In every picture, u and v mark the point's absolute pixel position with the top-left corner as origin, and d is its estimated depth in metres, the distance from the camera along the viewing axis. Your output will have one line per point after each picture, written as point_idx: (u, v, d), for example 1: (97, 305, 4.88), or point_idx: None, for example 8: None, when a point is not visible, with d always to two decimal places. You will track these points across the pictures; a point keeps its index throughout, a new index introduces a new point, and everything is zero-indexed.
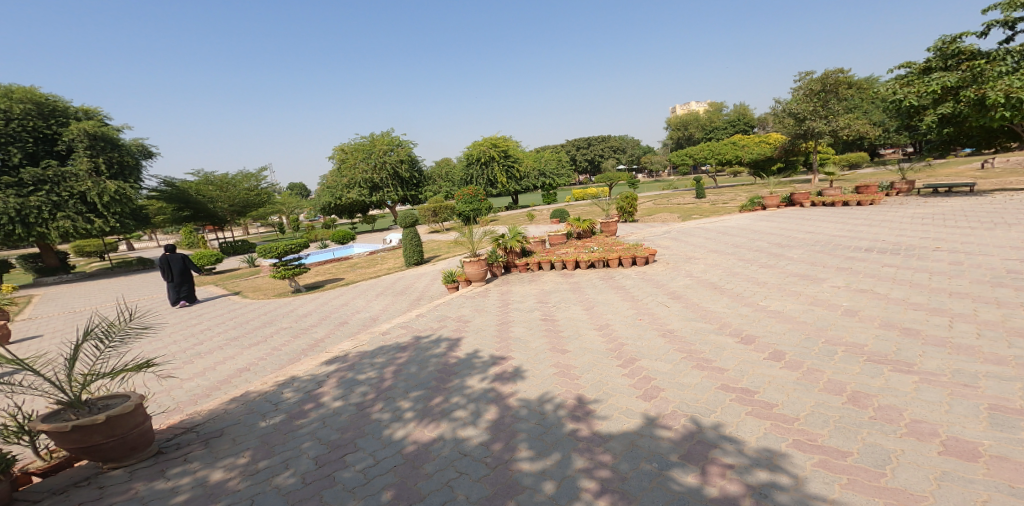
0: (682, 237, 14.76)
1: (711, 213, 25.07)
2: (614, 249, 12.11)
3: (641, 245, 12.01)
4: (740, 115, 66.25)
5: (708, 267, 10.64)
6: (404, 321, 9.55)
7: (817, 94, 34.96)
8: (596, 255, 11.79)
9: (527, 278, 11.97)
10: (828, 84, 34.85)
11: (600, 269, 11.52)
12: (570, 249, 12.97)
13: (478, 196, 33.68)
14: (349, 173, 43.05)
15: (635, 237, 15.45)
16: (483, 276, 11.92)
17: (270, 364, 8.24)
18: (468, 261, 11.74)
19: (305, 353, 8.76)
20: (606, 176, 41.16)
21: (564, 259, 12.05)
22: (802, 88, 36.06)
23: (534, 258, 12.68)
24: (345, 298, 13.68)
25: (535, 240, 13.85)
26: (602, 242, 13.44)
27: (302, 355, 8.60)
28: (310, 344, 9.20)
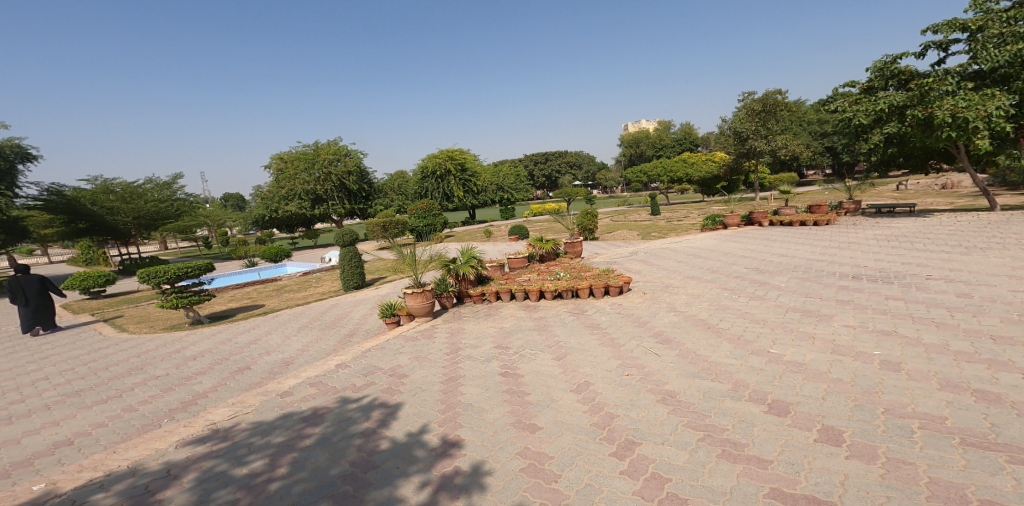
0: (649, 259, 13.38)
1: (670, 231, 24.21)
2: (583, 276, 10.53)
3: (614, 272, 10.50)
4: (686, 135, 68.35)
5: (691, 298, 9.19)
6: (320, 374, 7.35)
7: (758, 114, 35.91)
8: (564, 283, 10.16)
9: (481, 312, 10.10)
10: (768, 105, 36.05)
11: (567, 302, 9.85)
12: (532, 276, 11.25)
13: (431, 211, 31.99)
14: (287, 184, 39.61)
15: (600, 260, 13.95)
16: (429, 310, 9.90)
17: (109, 434, 5.85)
18: (412, 291, 9.69)
19: (170, 416, 6.38)
20: (565, 192, 40.38)
21: (527, 288, 10.33)
22: (743, 109, 36.86)
23: (491, 286, 10.84)
24: (256, 333, 11.18)
25: (491, 264, 12.00)
26: (567, 267, 11.83)
27: (163, 420, 6.22)
28: (181, 403, 6.78)
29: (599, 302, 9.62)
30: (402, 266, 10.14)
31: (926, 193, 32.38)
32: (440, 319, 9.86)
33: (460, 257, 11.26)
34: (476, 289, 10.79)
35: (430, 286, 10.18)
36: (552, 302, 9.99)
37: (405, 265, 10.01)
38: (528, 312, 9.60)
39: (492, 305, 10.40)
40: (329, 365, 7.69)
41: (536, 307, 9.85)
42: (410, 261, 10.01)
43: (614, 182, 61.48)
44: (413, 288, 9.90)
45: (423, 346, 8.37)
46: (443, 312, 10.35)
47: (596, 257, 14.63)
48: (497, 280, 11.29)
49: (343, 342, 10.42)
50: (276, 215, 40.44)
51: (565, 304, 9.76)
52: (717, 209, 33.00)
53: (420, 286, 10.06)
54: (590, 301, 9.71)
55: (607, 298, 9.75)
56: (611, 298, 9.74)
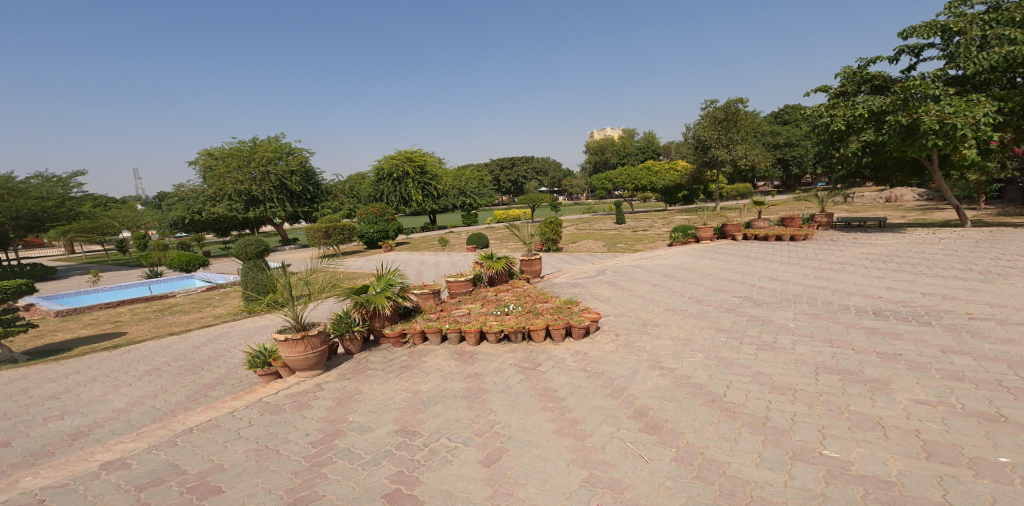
0: (617, 282, 10.84)
1: (636, 242, 22.12)
2: (536, 310, 7.91)
3: (577, 304, 7.96)
4: (649, 145, 67.96)
5: (680, 344, 6.69)
6: (65, 488, 4.41)
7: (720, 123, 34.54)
8: (512, 322, 7.51)
9: (393, 362, 7.28)
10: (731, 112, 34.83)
11: (513, 349, 7.19)
12: (471, 308, 8.54)
13: (385, 214, 27.10)
14: (216, 182, 34.95)
15: (560, 281, 11.36)
16: (316, 362, 6.93)
17: None
18: (289, 337, 6.67)
19: None
20: (528, 198, 37.91)
21: (465, 327, 7.64)
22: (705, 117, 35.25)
23: (416, 323, 8.04)
24: (66, 403, 8.20)
25: (420, 287, 9.14)
26: (517, 295, 9.17)
27: None
28: None
29: (554, 350, 7.02)
30: (280, 297, 6.97)
31: (886, 204, 31.86)
32: (330, 373, 7.02)
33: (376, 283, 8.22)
34: (393, 327, 7.95)
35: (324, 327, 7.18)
36: (494, 347, 7.31)
37: (282, 297, 6.86)
38: (456, 365, 6.87)
39: (410, 351, 7.60)
40: (96, 467, 4.77)
41: (470, 356, 7.13)
42: (290, 292, 6.87)
43: (577, 189, 59.71)
44: (293, 330, 6.84)
45: (285, 427, 5.53)
46: (340, 359, 7.48)
47: (554, 277, 12.04)
48: (425, 313, 8.48)
49: (196, 405, 7.43)
50: (202, 218, 35.84)
51: (508, 353, 7.09)
52: (683, 219, 31.41)
53: (307, 327, 7.08)
54: (543, 349, 7.07)
55: (566, 344, 7.15)
56: (571, 343, 7.15)
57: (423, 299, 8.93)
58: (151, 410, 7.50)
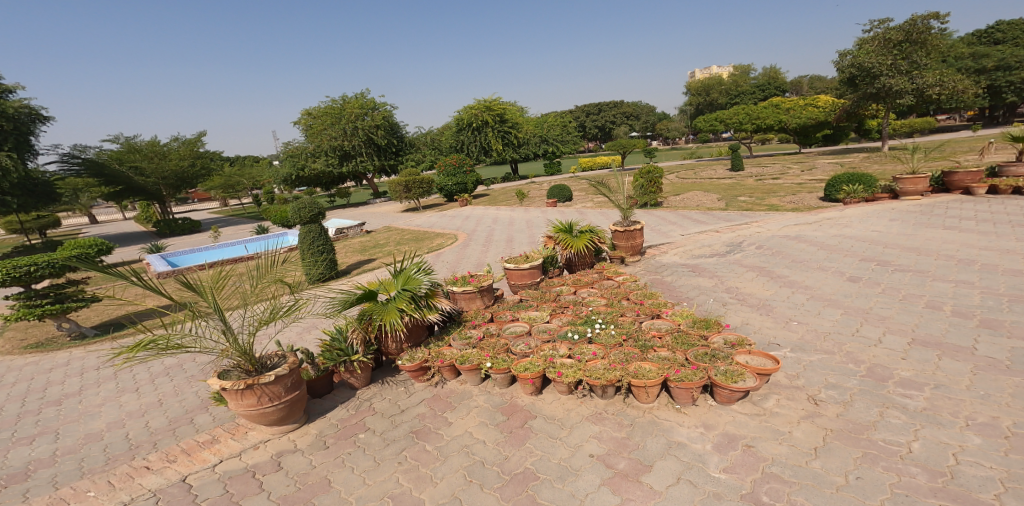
0: (773, 263, 6.80)
1: (768, 194, 17.03)
2: (644, 336, 4.50)
3: (721, 324, 4.39)
4: (773, 78, 57.15)
5: (1020, 458, 2.93)
6: None
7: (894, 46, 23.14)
8: (598, 362, 4.23)
9: (401, 415, 4.50)
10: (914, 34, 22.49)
11: (598, 416, 3.97)
12: (533, 321, 5.38)
13: (464, 166, 24.54)
14: (313, 140, 34.57)
15: (674, 263, 7.65)
16: (278, 417, 4.34)
17: None
18: (230, 387, 4.01)
19: None
20: (621, 143, 32.83)
21: (518, 361, 4.53)
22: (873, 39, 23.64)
23: (447, 345, 5.10)
24: (59, 414, 6.89)
25: (462, 280, 6.11)
26: (610, 296, 5.78)
27: None
28: None
29: (678, 431, 3.65)
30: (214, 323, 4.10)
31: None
32: (306, 431, 4.51)
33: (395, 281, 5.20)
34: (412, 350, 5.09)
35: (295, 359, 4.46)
36: (566, 408, 4.13)
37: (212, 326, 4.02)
38: (496, 443, 3.89)
39: (433, 392, 4.74)
40: None
41: (522, 422, 4.07)
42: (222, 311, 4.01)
43: (678, 132, 52.36)
44: (239, 372, 4.17)
45: None
46: (330, 403, 4.87)
47: (665, 254, 8.31)
48: (463, 325, 5.50)
49: (163, 446, 5.48)
50: (304, 175, 35.91)
51: (590, 426, 3.89)
52: (825, 162, 24.65)
53: (267, 363, 4.43)
54: (655, 426, 3.74)
55: (703, 417, 3.72)
56: (711, 416, 3.70)
57: (463, 301, 5.94)
58: (119, 446, 5.76)
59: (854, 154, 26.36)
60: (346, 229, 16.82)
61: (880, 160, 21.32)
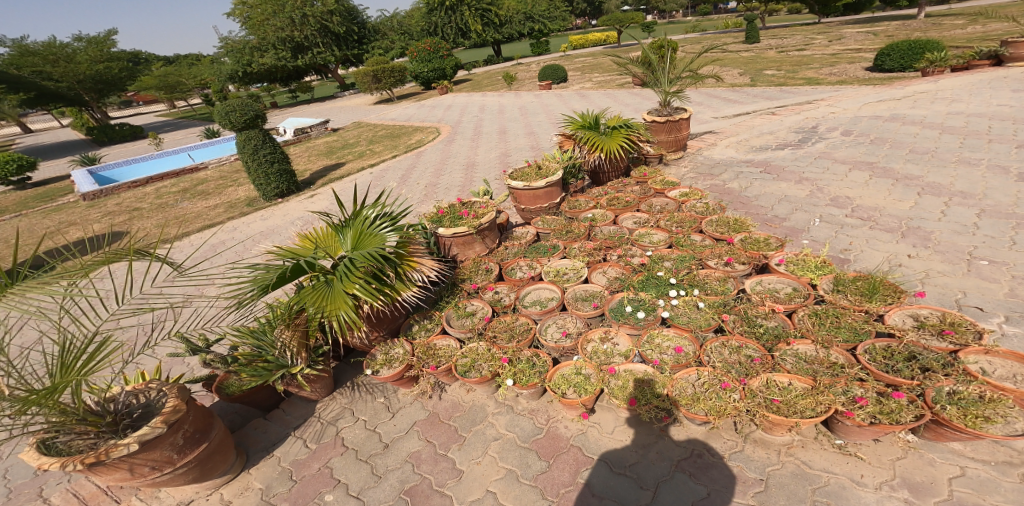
0: (882, 157, 4.89)
1: (802, 66, 14.37)
2: (757, 313, 2.81)
3: (896, 286, 2.68)
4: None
5: None
6: None
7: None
8: (691, 372, 2.64)
9: (386, 454, 3.03)
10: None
11: (700, 463, 2.51)
12: (565, 282, 3.63)
13: (440, 50, 20.91)
14: (257, 32, 29.23)
15: (733, 160, 5.68)
16: (176, 482, 2.80)
17: None
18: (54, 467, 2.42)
19: None
20: (615, 17, 28.36)
21: (556, 368, 2.92)
22: None
23: (439, 334, 3.45)
24: None
25: (451, 215, 4.15)
26: (671, 227, 3.96)
27: None
28: None
29: (856, 497, 2.26)
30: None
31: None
32: (249, 484, 3.03)
33: (347, 240, 3.22)
34: (387, 345, 3.43)
35: (181, 393, 2.78)
36: (643, 446, 2.65)
37: None
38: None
39: (429, 410, 3.24)
40: None
41: (577, 477, 2.62)
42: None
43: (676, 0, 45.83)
44: (77, 438, 2.56)
45: None
46: (281, 428, 3.34)
47: (714, 148, 6.30)
48: (461, 293, 3.76)
49: None
50: (255, 72, 31.21)
51: (689, 487, 2.44)
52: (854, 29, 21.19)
53: (133, 405, 2.78)
54: (809, 487, 2.33)
55: (898, 469, 2.31)
56: (912, 468, 2.29)
57: (457, 247, 4.07)
58: None
59: (884, 21, 22.83)
60: (308, 128, 14.20)
61: (922, 28, 18.21)
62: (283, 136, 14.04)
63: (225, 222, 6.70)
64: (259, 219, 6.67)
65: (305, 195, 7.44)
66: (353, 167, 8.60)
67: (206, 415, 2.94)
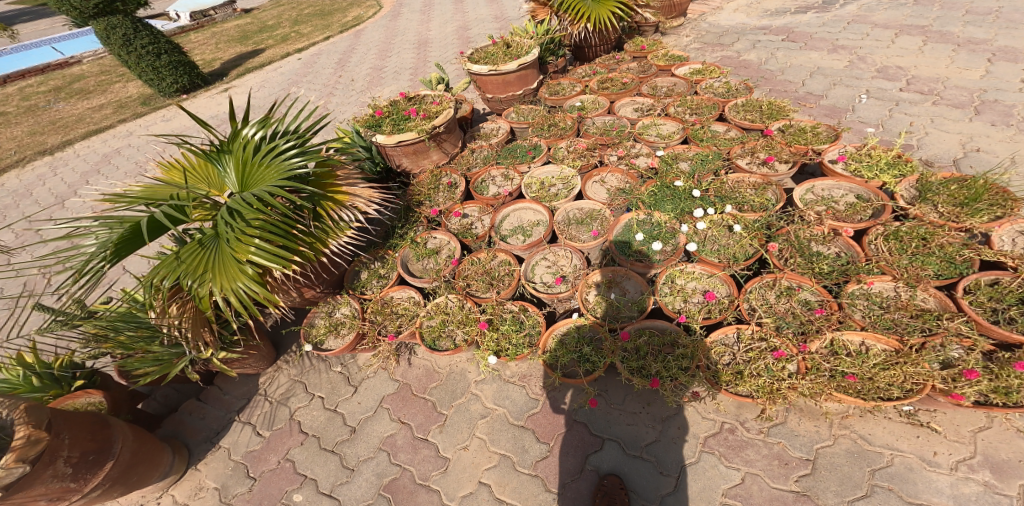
0: (930, 17, 3.97)
1: None
2: (815, 238, 2.16)
3: (1006, 190, 2.05)
4: None
5: None
6: None
7: None
8: (724, 333, 2.04)
9: (354, 441, 2.55)
10: None
11: (732, 442, 2.22)
12: (554, 200, 2.74)
13: None
14: None
15: (743, 27, 4.60)
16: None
17: None
18: None
19: None
20: None
21: (552, 329, 2.21)
22: None
23: (394, 285, 2.56)
24: None
25: (392, 117, 3.04)
26: (685, 117, 3.10)
27: None
28: None
29: (926, 481, 2.00)
30: None
31: None
32: (201, 484, 2.53)
33: (230, 175, 2.06)
34: (331, 307, 2.54)
35: (36, 417, 1.98)
36: (660, 427, 2.33)
37: None
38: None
39: (398, 381, 2.68)
40: None
41: (584, 464, 2.29)
42: None
43: None
44: None
45: None
46: (223, 413, 2.77)
47: (718, 12, 5.14)
48: (417, 221, 2.81)
49: None
50: None
51: (713, 476, 2.18)
52: None
53: None
54: (867, 469, 2.06)
55: (980, 442, 2.05)
56: (998, 437, 2.04)
57: (407, 159, 3.01)
58: None
59: None
60: (209, 12, 11.64)
61: None
62: (179, 22, 11.50)
63: (116, 126, 5.36)
64: (159, 122, 5.33)
65: (215, 87, 5.98)
66: (273, 52, 6.96)
67: (92, 422, 2.22)
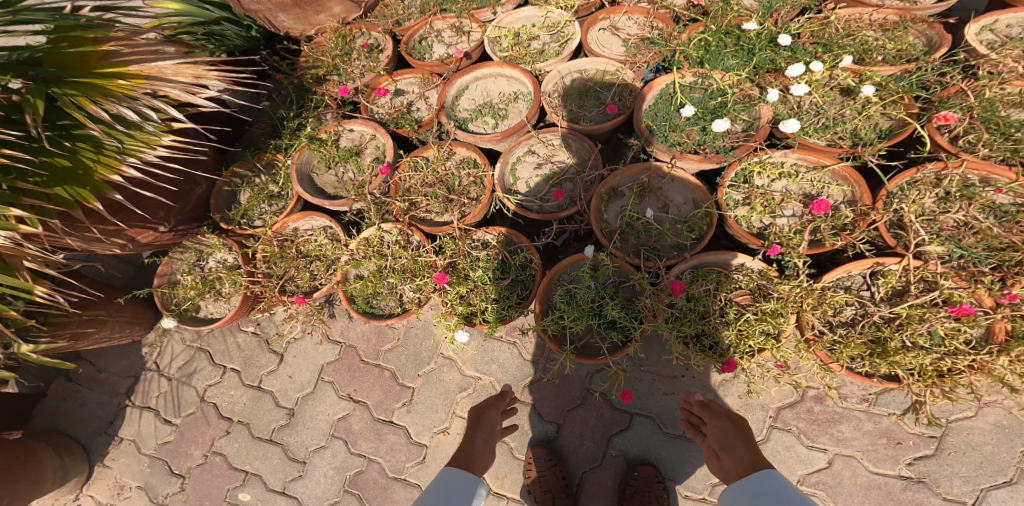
0: None
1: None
2: (1008, 98, 1.27)
3: None
4: None
5: None
6: None
7: None
8: (848, 272, 1.23)
9: (289, 426, 1.78)
10: None
11: (818, 417, 1.50)
12: (539, 59, 1.66)
13: None
14: None
15: None
16: None
17: None
18: None
19: None
20: None
21: (551, 275, 1.34)
22: None
23: (293, 212, 1.60)
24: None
25: None
26: None
27: None
28: None
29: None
30: None
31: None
32: (118, 482, 1.83)
33: None
34: (194, 257, 1.65)
35: None
36: (712, 390, 1.59)
37: None
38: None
39: (340, 344, 1.83)
40: None
41: (604, 448, 1.64)
42: None
43: None
44: None
45: None
46: (107, 397, 1.93)
47: None
48: (320, 105, 1.75)
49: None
50: None
51: (789, 461, 1.50)
52: None
53: None
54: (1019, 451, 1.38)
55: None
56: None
57: (288, 14, 1.75)
58: None
59: None
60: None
61: None
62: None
63: None
64: None
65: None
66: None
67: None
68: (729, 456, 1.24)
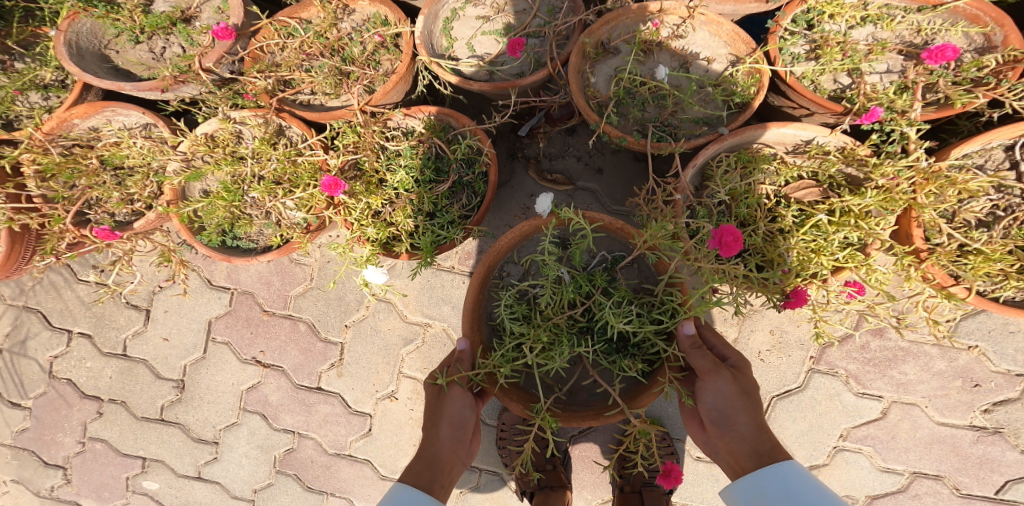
0: None
1: None
2: None
3: None
4: None
5: None
6: None
7: None
8: (984, 145, 0.80)
9: (180, 401, 1.31)
10: None
11: (875, 358, 1.08)
12: None
13: None
14: None
15: None
16: None
17: None
18: None
19: None
20: None
21: (485, 269, 0.84)
22: None
23: (77, 105, 1.03)
24: None
25: None
26: None
27: None
28: None
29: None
30: None
31: None
32: None
33: None
34: None
35: None
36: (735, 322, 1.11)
37: None
38: None
39: (228, 289, 1.26)
40: None
41: None
42: None
43: None
44: None
45: None
46: None
47: None
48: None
49: None
50: None
51: (832, 413, 1.10)
52: None
53: None
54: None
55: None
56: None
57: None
58: None
59: None
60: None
61: None
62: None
63: None
64: None
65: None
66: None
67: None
68: (722, 433, 0.74)
